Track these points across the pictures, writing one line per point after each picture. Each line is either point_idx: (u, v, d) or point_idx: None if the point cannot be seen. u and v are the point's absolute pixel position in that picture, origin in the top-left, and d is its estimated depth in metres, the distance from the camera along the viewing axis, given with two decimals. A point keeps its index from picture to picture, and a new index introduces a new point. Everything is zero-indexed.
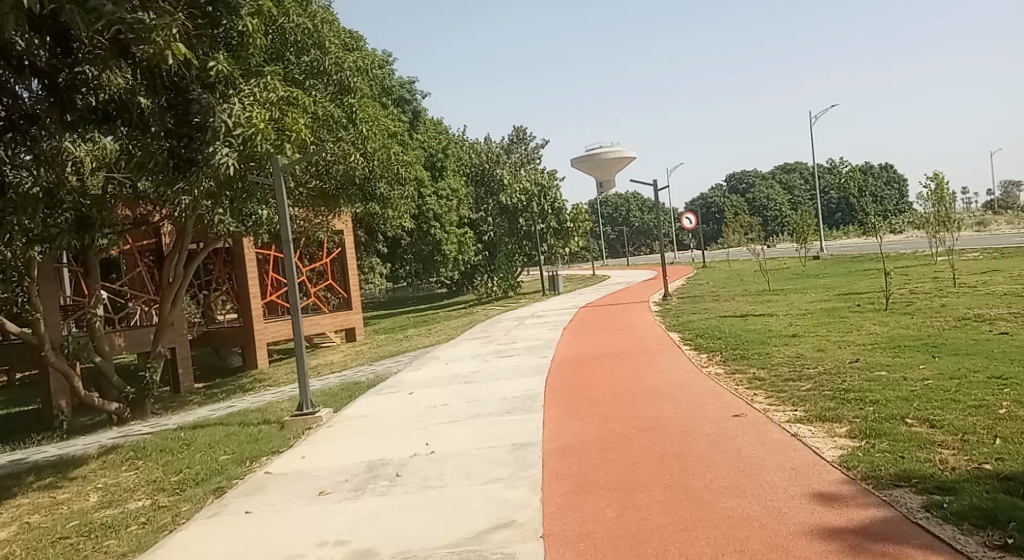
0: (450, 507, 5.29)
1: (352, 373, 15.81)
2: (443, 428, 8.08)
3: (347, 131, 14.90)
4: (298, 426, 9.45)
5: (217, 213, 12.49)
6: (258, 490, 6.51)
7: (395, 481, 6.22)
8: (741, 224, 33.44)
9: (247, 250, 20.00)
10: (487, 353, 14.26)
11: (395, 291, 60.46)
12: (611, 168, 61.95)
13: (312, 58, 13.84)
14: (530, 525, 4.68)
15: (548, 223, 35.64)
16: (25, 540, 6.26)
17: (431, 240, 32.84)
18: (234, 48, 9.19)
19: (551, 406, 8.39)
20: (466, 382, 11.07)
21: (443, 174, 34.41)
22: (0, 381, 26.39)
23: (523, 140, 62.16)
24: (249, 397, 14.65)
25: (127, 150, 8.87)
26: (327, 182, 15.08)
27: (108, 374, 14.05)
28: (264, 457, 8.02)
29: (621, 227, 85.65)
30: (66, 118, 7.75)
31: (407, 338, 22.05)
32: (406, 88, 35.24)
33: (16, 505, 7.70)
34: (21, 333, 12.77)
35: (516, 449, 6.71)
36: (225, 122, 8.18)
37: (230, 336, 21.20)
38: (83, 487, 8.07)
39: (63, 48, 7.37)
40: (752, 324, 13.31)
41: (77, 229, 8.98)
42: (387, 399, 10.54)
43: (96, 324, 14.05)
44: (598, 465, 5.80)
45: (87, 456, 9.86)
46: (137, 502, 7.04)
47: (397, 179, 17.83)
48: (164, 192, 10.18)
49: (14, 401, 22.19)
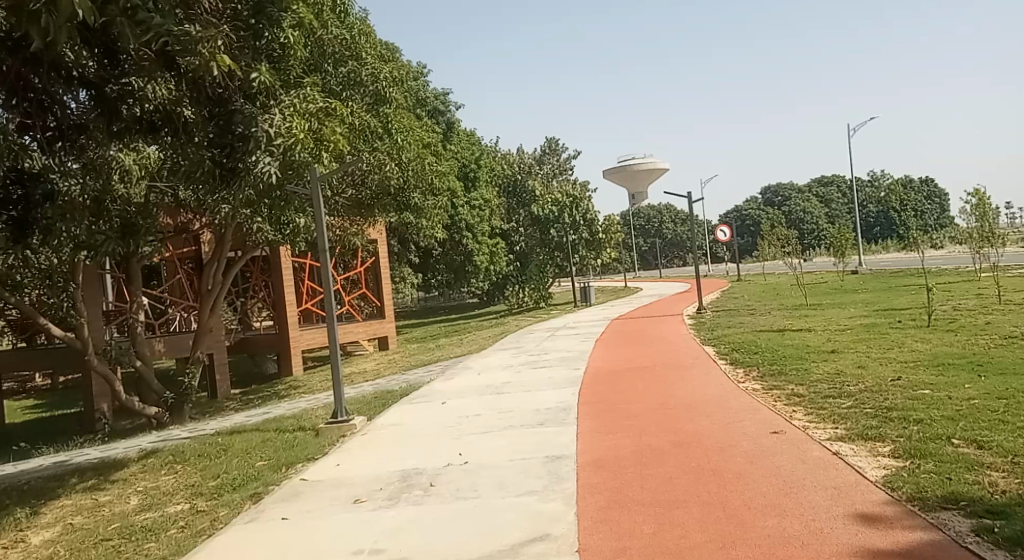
0: (486, 518, 5.28)
1: (386, 381, 15.96)
2: (475, 439, 8.07)
3: (383, 142, 15.15)
4: (332, 433, 9.55)
5: (256, 222, 12.65)
6: (294, 496, 6.57)
7: (429, 491, 6.23)
8: (778, 237, 33.04)
9: (284, 259, 20.40)
10: (519, 364, 14.27)
11: (426, 300, 61.10)
12: (644, 180, 61.77)
13: (349, 69, 14.05)
14: (565, 539, 4.66)
15: (580, 234, 35.92)
16: (69, 541, 6.39)
17: (463, 250, 33.22)
18: (276, 60, 9.46)
19: (584, 419, 8.36)
20: (498, 393, 11.07)
21: (476, 185, 34.73)
22: (43, 386, 27.03)
23: (555, 150, 62.39)
24: (286, 403, 14.83)
25: (171, 160, 9.12)
26: (362, 192, 15.52)
27: (148, 379, 14.32)
28: (299, 463, 8.09)
29: (654, 239, 85.45)
30: (112, 128, 8.22)
31: (439, 347, 22.18)
32: (440, 100, 35.85)
33: (60, 506, 7.86)
34: (65, 338, 13.01)
35: (550, 461, 6.70)
36: (267, 131, 8.18)
37: (266, 343, 21.51)
38: (124, 490, 8.23)
39: (111, 60, 7.75)
40: (790, 339, 13.13)
41: (123, 233, 10.11)
42: (420, 409, 10.58)
43: (138, 329, 14.36)
44: (635, 480, 5.76)
45: (128, 458, 10.08)
46: (175, 505, 7.15)
47: (431, 190, 17.94)
48: (205, 200, 10.49)
49: (56, 404, 22.72)
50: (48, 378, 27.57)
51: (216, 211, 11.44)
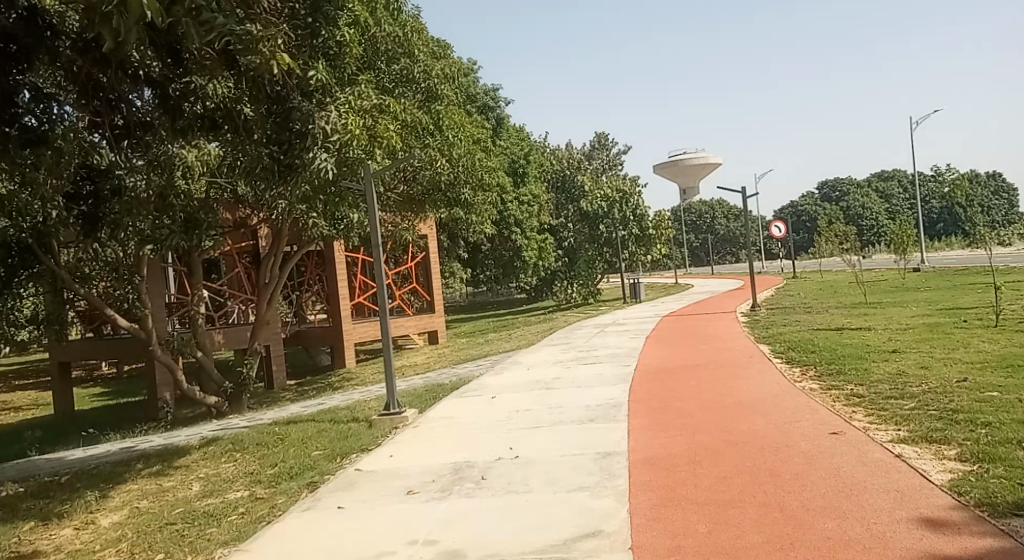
0: (539, 513, 5.29)
1: (436, 375, 16.11)
2: (526, 434, 8.09)
3: (434, 138, 15.28)
4: (385, 425, 9.69)
5: (311, 217, 12.91)
6: (349, 486, 6.69)
7: (481, 484, 6.27)
8: (835, 233, 32.21)
9: (338, 254, 20.76)
10: (568, 360, 14.24)
11: (475, 296, 61.52)
12: (696, 175, 60.94)
13: (402, 66, 14.21)
14: (618, 536, 4.64)
15: (630, 230, 35.51)
16: (136, 524, 6.63)
17: (512, 245, 33.26)
18: (332, 58, 9.61)
19: (636, 416, 8.30)
20: (548, 389, 11.08)
21: (525, 180, 34.79)
22: (109, 375, 28.09)
23: (605, 146, 62.01)
24: (339, 395, 15.11)
25: (232, 157, 9.25)
26: (413, 187, 15.74)
27: (209, 369, 14.75)
28: (354, 454, 8.24)
29: (706, 235, 84.26)
30: (176, 126, 8.40)
31: (488, 342, 22.26)
32: (490, 95, 36.01)
33: (126, 490, 8.16)
34: (131, 329, 13.49)
35: (602, 458, 6.67)
36: (324, 129, 8.16)
37: (319, 336, 21.93)
38: (187, 476, 8.50)
39: (174, 59, 7.86)
40: (848, 338, 12.81)
41: (186, 228, 10.36)
42: (471, 403, 10.65)
43: (198, 321, 14.77)
44: (688, 478, 5.71)
45: (189, 446, 10.40)
46: (235, 492, 7.35)
47: (481, 185, 18.01)
48: (263, 196, 10.75)
49: (121, 392, 23.57)
50: (114, 367, 28.65)
51: (274, 206, 11.70)
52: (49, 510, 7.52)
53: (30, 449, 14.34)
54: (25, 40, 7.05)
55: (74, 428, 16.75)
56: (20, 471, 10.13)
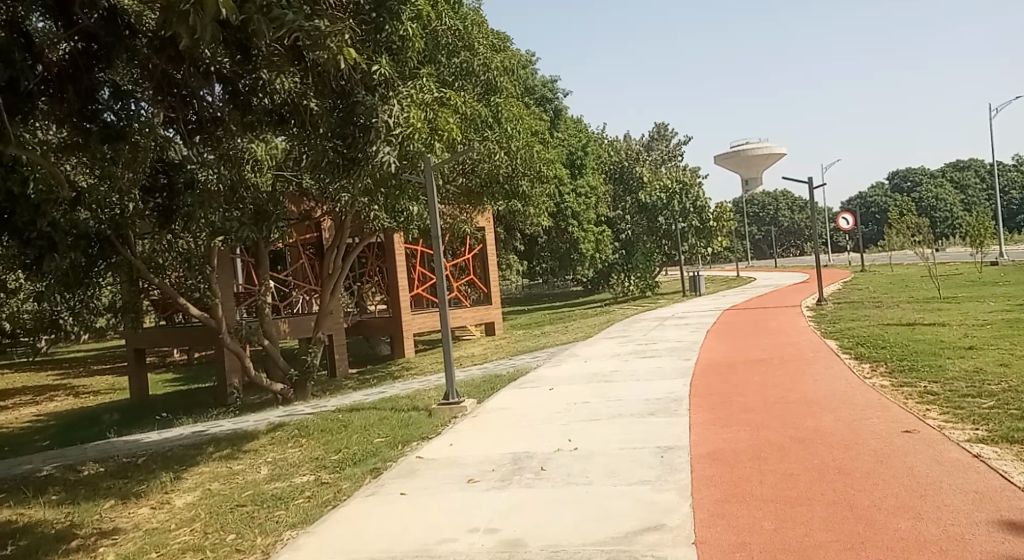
0: (599, 505, 5.27)
1: (494, 366, 16.21)
2: (585, 426, 8.07)
3: (493, 131, 15.29)
4: (444, 414, 9.79)
5: (372, 210, 13.10)
6: (410, 473, 6.80)
7: (540, 475, 6.29)
8: (906, 226, 31.07)
9: (398, 246, 21.06)
10: (627, 353, 14.13)
11: (532, 288, 61.62)
12: (758, 165, 59.61)
13: (462, 59, 14.28)
14: (681, 530, 4.59)
15: (689, 222, 35.13)
16: (208, 505, 6.87)
17: (569, 238, 33.12)
18: (396, 52, 9.72)
19: (698, 411, 8.19)
20: (606, 381, 11.02)
21: (583, 172, 34.65)
22: (181, 361, 29.15)
23: (664, 137, 61.17)
24: (399, 384, 15.35)
25: (297, 150, 9.47)
26: (472, 179, 15.82)
27: (275, 357, 15.17)
28: (415, 442, 8.35)
29: (769, 228, 82.40)
30: (246, 119, 8.71)
31: (545, 334, 22.26)
32: (548, 87, 35.90)
33: (198, 472, 8.47)
34: (202, 317, 13.95)
35: (662, 452, 6.61)
36: (387, 122, 8.30)
37: (379, 326, 22.30)
38: (255, 460, 8.76)
39: (243, 55, 8.09)
40: (920, 334, 12.34)
41: (256, 220, 10.69)
42: (529, 394, 10.68)
43: (265, 310, 15.19)
44: (753, 474, 5.61)
45: (257, 431, 10.73)
46: (301, 477, 7.55)
47: (539, 177, 17.99)
48: (327, 189, 10.97)
49: (191, 378, 24.43)
50: (185, 353, 29.72)
51: (337, 199, 11.92)
52: (127, 490, 7.87)
53: (109, 431, 14.99)
54: (106, 39, 7.48)
55: (149, 412, 17.44)
56: (100, 452, 10.61)
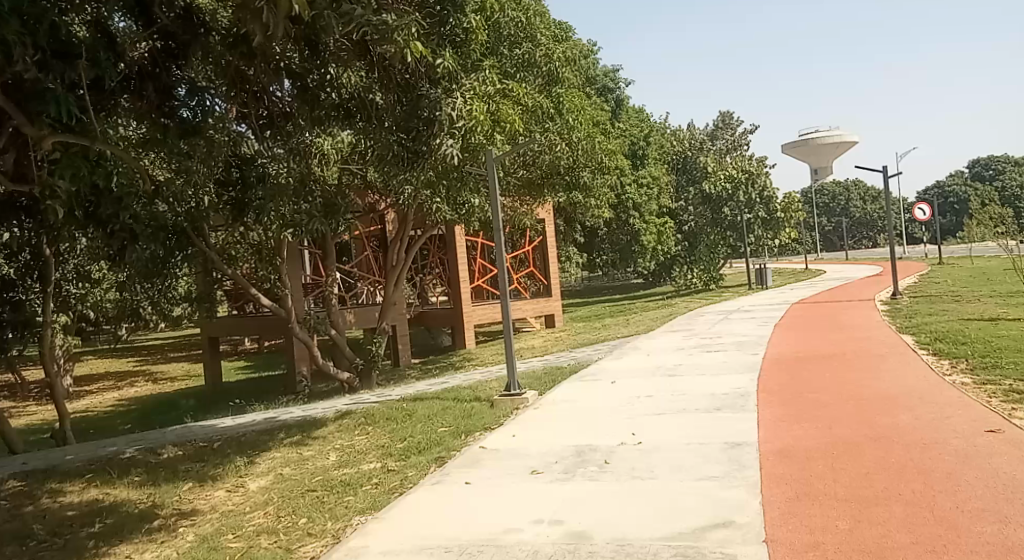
0: (666, 500, 5.21)
1: (555, 357, 16.21)
2: (649, 420, 7.99)
3: (554, 122, 15.15)
4: (506, 405, 9.84)
5: (435, 202, 13.23)
6: (474, 462, 6.87)
7: (604, 468, 6.26)
8: (989, 216, 29.63)
9: (459, 237, 21.25)
10: (691, 346, 13.94)
11: (593, 280, 61.41)
12: (828, 154, 57.87)
13: (524, 50, 14.29)
14: (751, 528, 4.50)
15: (756, 213, 34.13)
16: (281, 489, 7.10)
17: (631, 230, 32.78)
18: (459, 45, 9.77)
19: (767, 407, 8.01)
20: (670, 375, 10.89)
21: (645, 162, 34.26)
22: (251, 349, 30.13)
23: (729, 125, 59.95)
24: (461, 374, 15.53)
25: (363, 143, 9.53)
26: (533, 172, 15.79)
27: (341, 346, 15.51)
28: (478, 432, 8.43)
29: (839, 219, 79.83)
30: (314, 113, 8.83)
31: (606, 326, 22.12)
32: (610, 76, 35.58)
33: (271, 457, 8.74)
34: (272, 308, 14.36)
35: (730, 448, 6.49)
36: (450, 115, 8.26)
37: (441, 317, 22.55)
38: (324, 446, 8.99)
39: (312, 50, 8.21)
40: (1004, 330, 11.76)
41: (326, 214, 11.02)
42: (592, 387, 10.63)
43: (332, 301, 15.54)
44: (825, 473, 5.46)
45: (325, 418, 10.99)
46: (368, 464, 7.71)
47: (601, 168, 17.86)
48: (391, 182, 11.13)
49: (262, 366, 25.23)
50: (256, 342, 30.70)
51: (401, 192, 12.08)
52: (205, 473, 8.19)
53: (186, 416, 15.57)
54: (183, 37, 7.75)
55: (223, 399, 18.09)
56: (178, 436, 11.04)
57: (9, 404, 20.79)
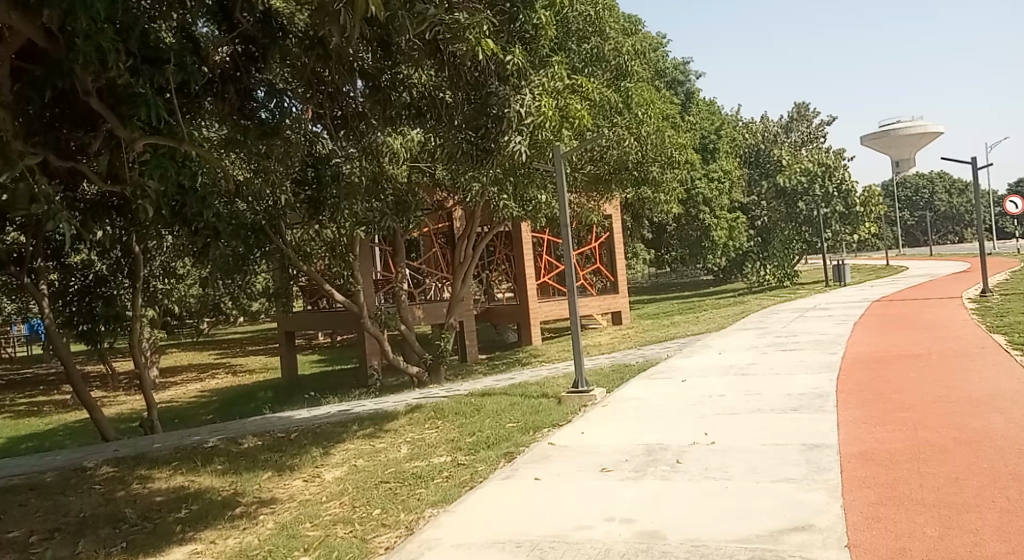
0: (741, 502, 5.10)
1: (623, 355, 16.07)
2: (722, 420, 7.84)
3: (622, 117, 14.87)
4: (574, 403, 9.80)
5: (502, 199, 13.28)
6: (544, 458, 6.87)
7: (676, 468, 6.17)
8: None
9: (525, 234, 21.34)
10: (763, 345, 13.59)
11: (661, 277, 60.55)
12: (910, 145, 55.56)
13: (592, 45, 14.14)
14: (832, 532, 4.36)
15: (834, 207, 33.00)
16: (355, 480, 7.27)
17: (701, 225, 32.17)
18: (528, 41, 9.79)
19: (846, 408, 7.75)
20: (742, 375, 10.66)
21: (716, 156, 33.60)
22: (324, 343, 30.94)
23: (805, 117, 58.12)
24: (528, 370, 15.57)
25: (432, 141, 9.69)
26: (601, 167, 15.54)
27: (410, 341, 15.75)
28: (546, 428, 8.43)
29: (923, 213, 76.43)
30: (386, 112, 8.95)
31: (675, 324, 21.78)
32: (680, 69, 35.02)
33: (345, 448, 8.96)
34: (345, 303, 14.71)
35: (808, 450, 6.30)
36: (518, 112, 8.44)
37: (508, 314, 22.65)
38: (395, 439, 9.16)
39: (383, 51, 8.33)
40: None
41: (398, 210, 11.46)
42: (661, 385, 10.51)
43: (401, 296, 15.79)
44: (911, 477, 5.25)
45: (396, 412, 11.18)
46: (439, 457, 7.82)
47: (670, 162, 17.59)
48: (460, 179, 11.22)
49: (334, 359, 25.86)
50: (329, 336, 31.51)
51: (468, 189, 12.17)
52: (283, 462, 8.45)
53: (264, 407, 16.10)
54: (262, 41, 7.84)
55: (298, 391, 18.64)
56: (257, 427, 11.41)
57: (102, 394, 21.93)
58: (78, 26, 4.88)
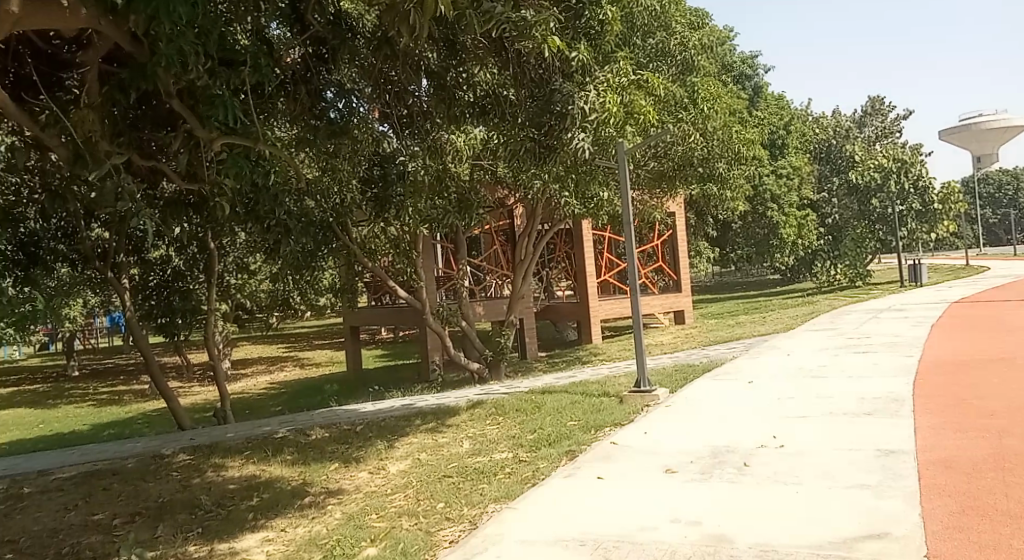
0: (812, 507, 4.98)
1: (685, 355, 15.84)
2: (791, 423, 7.64)
3: (687, 112, 14.42)
4: (636, 402, 9.70)
5: (564, 196, 13.22)
6: (607, 458, 6.84)
7: (744, 471, 6.05)
8: None
9: (586, 232, 21.29)
10: (833, 347, 13.19)
11: (726, 275, 59.41)
12: (994, 140, 52.98)
13: (657, 40, 14.42)
14: (910, 541, 4.21)
15: (910, 204, 31.73)
16: (418, 473, 7.37)
17: (768, 222, 31.38)
18: (593, 37, 9.74)
19: (923, 413, 7.45)
20: (810, 377, 10.38)
21: (784, 152, 32.83)
22: (388, 338, 31.48)
23: (880, 111, 56.14)
24: (589, 369, 15.51)
25: (496, 139, 9.74)
26: (665, 163, 15.20)
27: (471, 338, 15.87)
28: (608, 427, 8.38)
29: (1007, 210, 72.81)
30: (451, 111, 9.00)
31: (741, 324, 21.33)
32: (748, 64, 34.33)
33: (408, 442, 9.09)
34: (408, 299, 14.91)
35: (883, 456, 6.09)
36: (583, 109, 8.44)
37: (569, 311, 22.59)
38: (457, 434, 9.25)
39: (449, 48, 8.24)
40: None
41: (460, 208, 11.69)
42: (726, 386, 10.32)
43: (463, 293, 15.91)
44: (995, 487, 5.02)
45: (459, 407, 11.28)
46: (501, 453, 7.85)
47: (738, 159, 17.22)
48: (521, 176, 11.26)
49: (397, 354, 26.27)
50: (392, 331, 32.04)
51: (530, 186, 12.19)
52: (348, 454, 8.64)
53: (330, 400, 16.50)
54: (332, 42, 7.94)
55: (362, 385, 19.02)
56: (324, 419, 11.67)
57: (177, 384, 22.79)
58: (161, 31, 5.09)
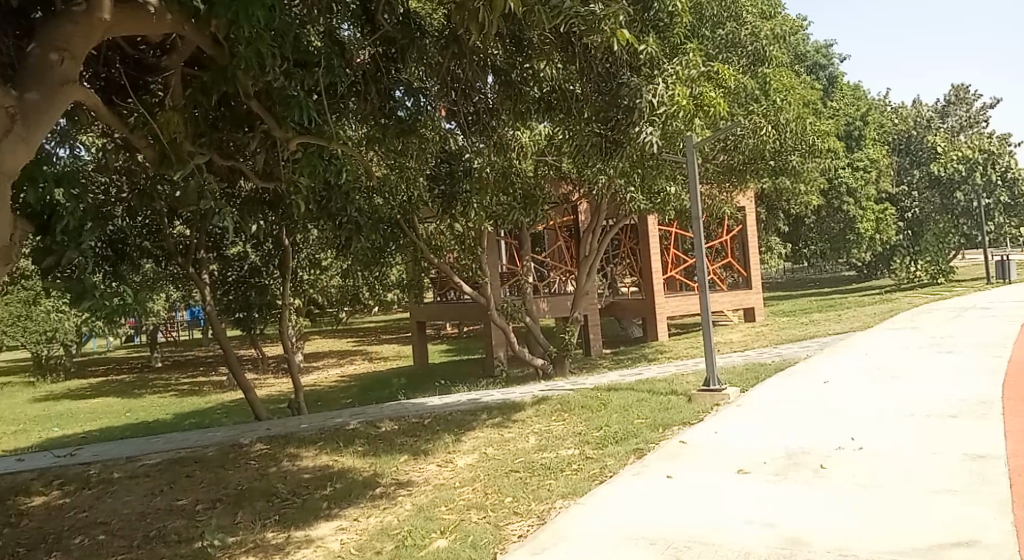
0: (894, 511, 4.81)
1: (755, 353, 15.48)
2: (869, 424, 7.38)
3: (759, 103, 14.09)
4: (705, 401, 9.54)
5: (629, 191, 13.10)
6: (677, 456, 6.74)
7: (821, 473, 5.88)
8: None
9: (651, 228, 21.12)
10: (913, 346, 12.66)
11: (797, 271, 57.79)
12: None
13: (728, 30, 14.18)
14: (1003, 550, 4.02)
15: (996, 196, 30.53)
16: (486, 467, 7.43)
17: (844, 217, 30.34)
18: (662, 29, 9.57)
19: (1013, 417, 7.09)
20: (888, 377, 10.00)
21: (861, 143, 31.66)
22: (454, 333, 31.81)
23: (964, 99, 53.51)
24: (655, 366, 15.34)
25: (562, 135, 9.72)
26: (734, 156, 15.04)
27: (536, 334, 15.90)
28: (676, 425, 8.26)
29: None
30: (517, 107, 9.02)
31: (814, 322, 20.70)
32: (822, 53, 33.23)
33: (475, 436, 9.17)
34: (473, 295, 15.00)
35: (971, 460, 5.82)
36: (650, 102, 8.17)
37: (634, 308, 22.37)
38: (523, 430, 9.28)
39: (516, 45, 8.42)
40: None
41: (525, 205, 11.72)
42: (798, 385, 10.05)
43: (528, 289, 15.94)
44: None
45: (524, 402, 11.31)
46: (567, 450, 7.84)
47: (812, 151, 16.69)
48: (587, 172, 11.20)
49: (463, 349, 26.52)
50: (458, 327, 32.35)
51: (595, 182, 12.12)
52: (417, 447, 8.77)
53: (398, 393, 16.79)
54: (400, 41, 7.86)
55: (429, 379, 19.29)
56: (393, 412, 11.89)
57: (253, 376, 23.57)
58: (241, 35, 5.27)
